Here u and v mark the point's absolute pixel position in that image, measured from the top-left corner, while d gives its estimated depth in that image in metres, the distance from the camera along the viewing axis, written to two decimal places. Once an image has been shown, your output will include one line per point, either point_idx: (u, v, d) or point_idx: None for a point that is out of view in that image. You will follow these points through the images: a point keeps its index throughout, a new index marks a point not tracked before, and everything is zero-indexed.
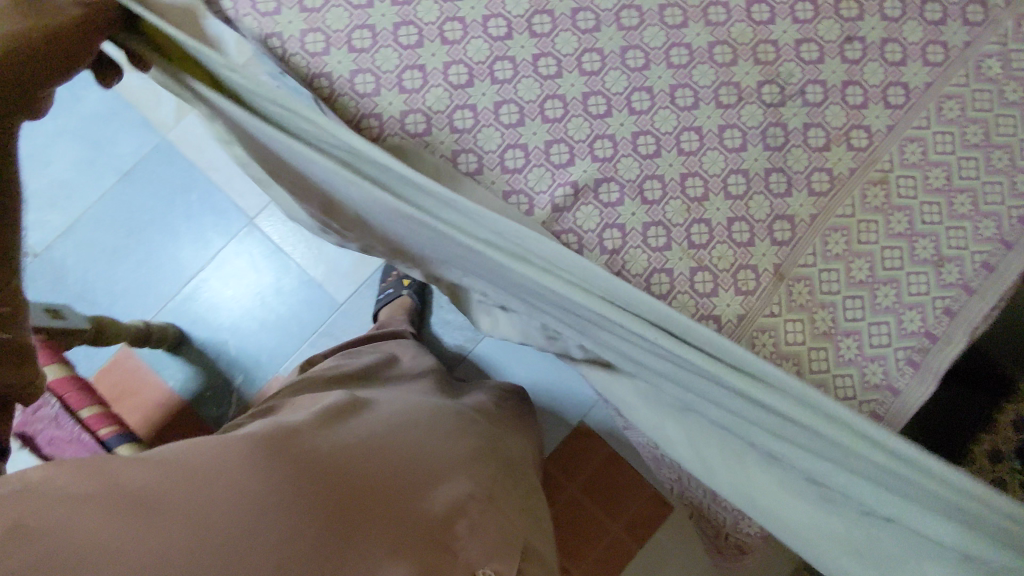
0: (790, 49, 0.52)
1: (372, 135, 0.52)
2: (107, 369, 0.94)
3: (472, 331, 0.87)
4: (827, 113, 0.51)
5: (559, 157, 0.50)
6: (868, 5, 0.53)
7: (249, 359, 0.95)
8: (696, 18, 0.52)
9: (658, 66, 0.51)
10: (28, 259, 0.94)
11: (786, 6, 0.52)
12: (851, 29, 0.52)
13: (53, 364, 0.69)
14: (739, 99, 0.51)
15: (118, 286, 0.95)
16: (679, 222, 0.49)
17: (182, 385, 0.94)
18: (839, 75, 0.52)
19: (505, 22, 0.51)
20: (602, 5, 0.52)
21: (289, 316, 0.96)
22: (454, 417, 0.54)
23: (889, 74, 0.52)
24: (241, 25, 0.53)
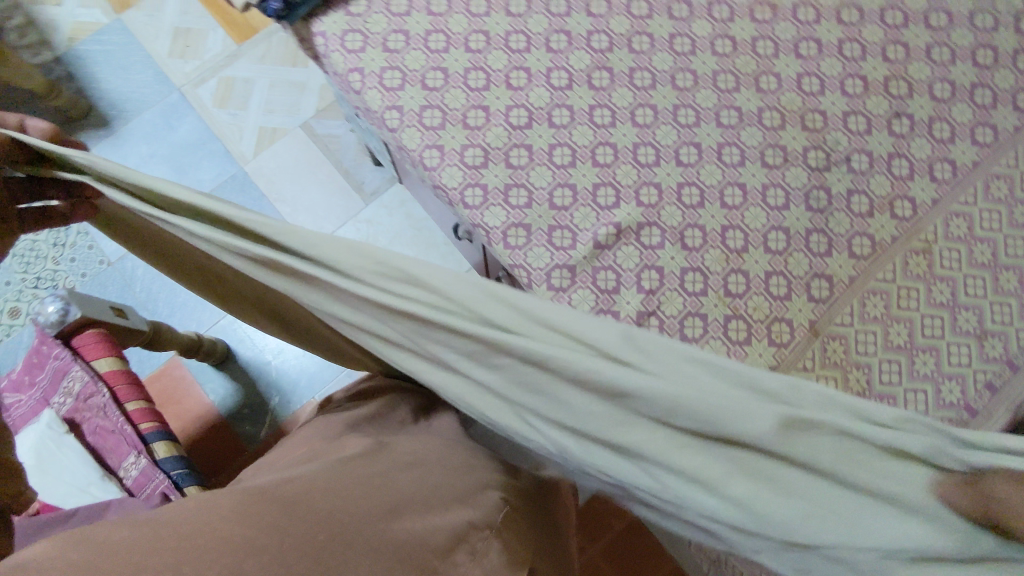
0: (837, 119, 0.54)
1: (433, 164, 0.54)
2: (156, 377, 0.98)
3: None
4: (871, 182, 0.53)
5: (605, 199, 0.52)
6: (918, 84, 0.54)
7: (288, 382, 0.98)
8: (748, 84, 0.55)
9: (708, 124, 0.54)
10: (102, 266, 1.01)
11: (836, 80, 0.55)
12: (899, 106, 0.54)
13: (108, 358, 0.73)
14: (785, 161, 0.53)
15: (179, 299, 1.01)
16: (717, 270, 0.50)
17: (221, 399, 0.98)
18: (886, 147, 0.53)
19: (567, 75, 0.55)
20: (659, 66, 0.55)
21: None
22: (465, 458, 0.52)
23: (935, 151, 0.53)
24: (328, 59, 0.58)
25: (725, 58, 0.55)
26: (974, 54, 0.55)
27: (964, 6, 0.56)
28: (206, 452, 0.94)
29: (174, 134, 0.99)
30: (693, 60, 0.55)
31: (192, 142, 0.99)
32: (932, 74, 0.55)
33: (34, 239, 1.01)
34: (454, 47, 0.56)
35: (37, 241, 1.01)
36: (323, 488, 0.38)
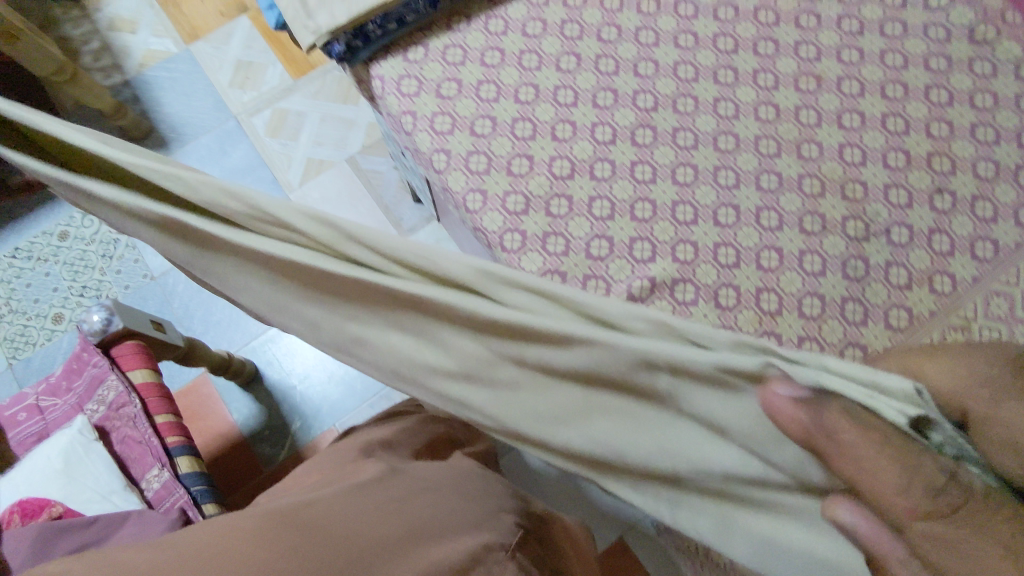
0: (878, 192, 0.54)
1: (474, 208, 0.56)
2: (184, 392, 1.00)
3: None
4: (910, 256, 0.52)
5: (641, 253, 0.53)
6: (961, 162, 0.55)
7: (311, 408, 0.99)
8: (790, 151, 0.56)
9: (748, 187, 0.55)
10: (145, 279, 1.05)
11: (878, 152, 0.55)
12: (942, 182, 0.54)
13: (143, 371, 0.75)
14: (823, 228, 0.53)
15: (214, 317, 1.04)
16: (750, 331, 0.50)
17: (244, 420, 0.99)
18: (926, 222, 0.53)
19: (611, 130, 0.57)
20: (702, 127, 0.57)
21: (356, 375, 1.00)
22: (478, 486, 0.52)
23: (978, 230, 0.53)
24: (383, 101, 0.60)
25: (768, 125, 0.57)
26: (1020, 135, 0.55)
27: (1013, 88, 0.56)
28: (225, 472, 0.95)
29: (227, 159, 1.04)
30: (736, 124, 0.57)
31: (243, 167, 1.03)
32: (977, 153, 0.55)
33: (85, 249, 1.06)
34: (504, 97, 0.58)
35: (88, 251, 1.06)
36: (341, 510, 0.39)
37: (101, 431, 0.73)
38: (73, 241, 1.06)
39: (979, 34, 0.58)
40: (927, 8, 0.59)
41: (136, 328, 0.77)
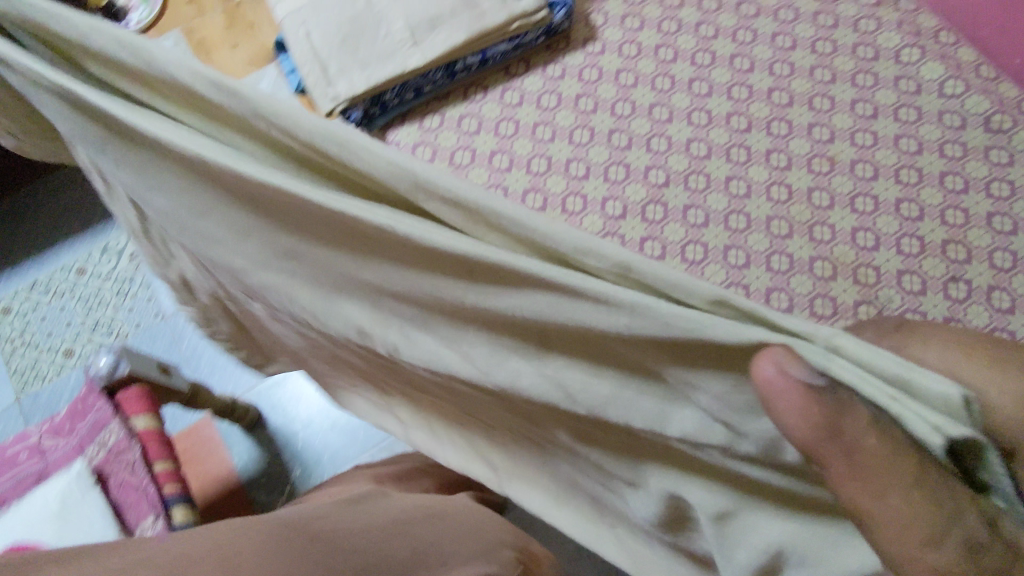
0: (891, 278, 0.54)
1: None
2: (186, 434, 1.00)
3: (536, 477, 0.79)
4: None
5: None
6: (976, 251, 0.54)
7: (312, 455, 0.98)
8: (801, 233, 0.55)
9: (759, 268, 0.54)
10: (156, 318, 1.05)
11: (892, 238, 0.55)
12: (956, 270, 0.53)
13: (147, 416, 0.75)
14: (834, 313, 0.52)
15: (221, 360, 1.04)
16: None
17: (245, 465, 0.98)
18: (940, 310, 0.52)
19: (621, 205, 0.57)
20: (713, 206, 0.57)
21: (359, 423, 0.99)
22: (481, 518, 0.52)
23: (996, 321, 0.52)
24: None
25: (780, 205, 0.56)
26: None
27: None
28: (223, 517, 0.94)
29: None
30: (747, 204, 0.56)
31: None
32: (993, 242, 0.54)
33: (101, 286, 1.07)
34: (516, 167, 0.59)
35: (102, 288, 1.07)
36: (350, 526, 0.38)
37: (99, 476, 0.71)
38: (89, 278, 1.08)
39: (995, 123, 0.57)
40: (943, 95, 0.59)
41: (141, 372, 0.77)
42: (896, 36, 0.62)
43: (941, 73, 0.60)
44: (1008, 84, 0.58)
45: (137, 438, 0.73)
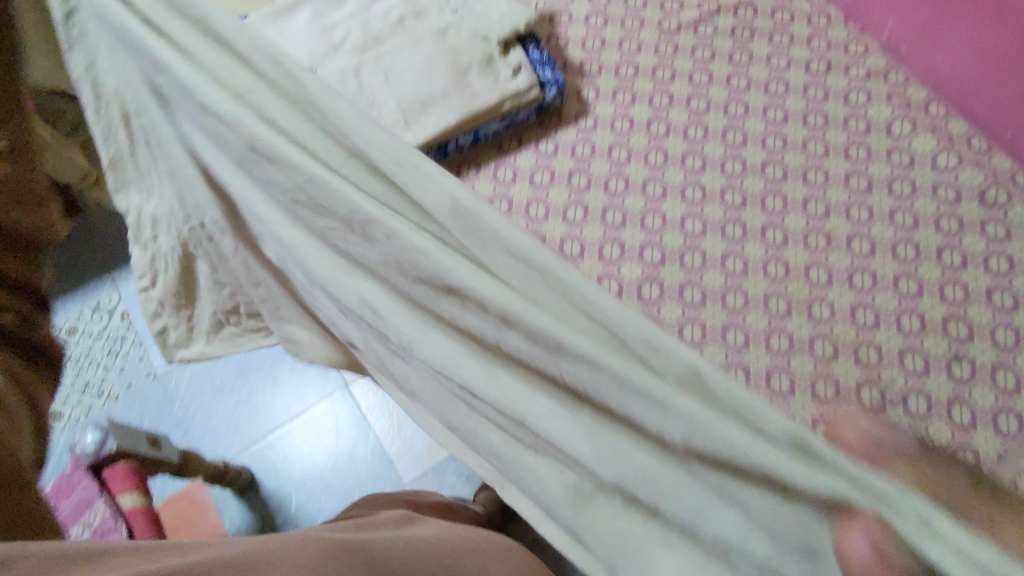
0: (892, 357, 0.53)
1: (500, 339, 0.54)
2: (175, 499, 0.97)
3: None
4: (929, 428, 0.50)
5: None
6: (978, 328, 0.53)
7: (306, 520, 0.95)
8: (799, 311, 0.55)
9: (758, 348, 0.53)
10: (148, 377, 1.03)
11: (892, 315, 0.54)
12: (959, 348, 0.52)
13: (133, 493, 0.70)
14: (836, 395, 0.51)
15: (214, 420, 1.02)
16: None
17: (236, 530, 0.95)
18: (945, 391, 0.51)
19: (616, 284, 0.56)
20: (709, 283, 0.56)
21: (354, 484, 0.96)
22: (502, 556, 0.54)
23: (1003, 404, 0.50)
24: None
25: (777, 282, 0.56)
26: None
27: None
28: None
29: None
30: (744, 281, 0.56)
31: None
32: (994, 319, 0.53)
33: (91, 346, 1.05)
34: None
35: (93, 348, 1.05)
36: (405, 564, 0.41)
37: None
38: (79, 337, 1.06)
39: (990, 197, 0.57)
40: (936, 167, 0.59)
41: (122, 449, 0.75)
42: (887, 109, 0.62)
43: (934, 145, 0.60)
44: (1001, 156, 0.59)
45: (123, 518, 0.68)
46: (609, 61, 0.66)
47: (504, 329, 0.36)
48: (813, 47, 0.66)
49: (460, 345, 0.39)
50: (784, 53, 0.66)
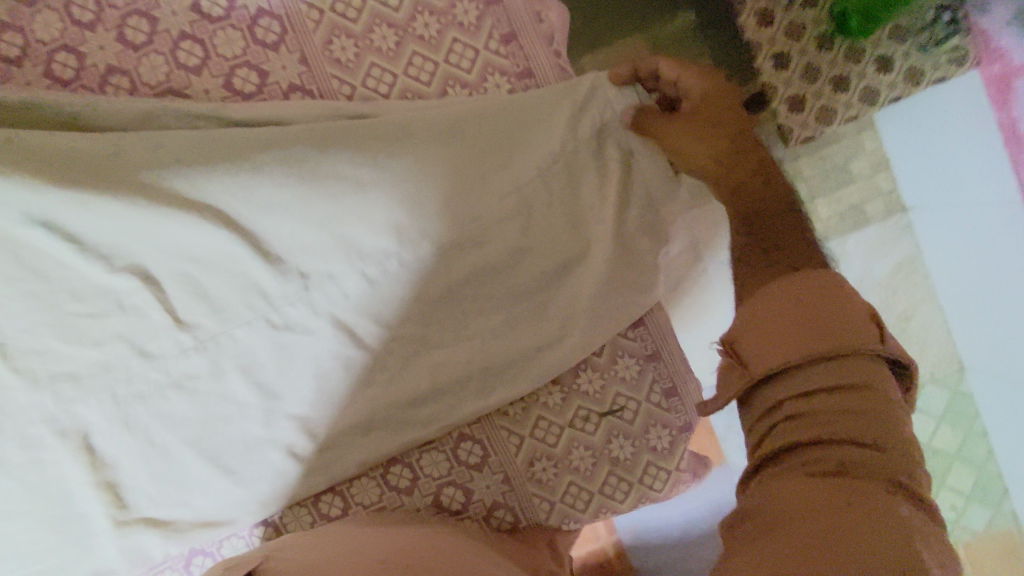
0: (382, 37, 0.73)
1: (295, 240, 0.70)
2: None
3: (371, 474, 0.73)
4: (415, 52, 0.73)
5: (414, 229, 0.70)
6: (353, 22, 0.73)
7: None
8: (328, 52, 0.73)
9: (356, 47, 0.73)
10: None
11: (331, 43, 0.73)
12: (390, 36, 0.73)
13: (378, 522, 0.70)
14: (372, 35, 0.73)
15: None
16: (444, 70, 0.73)
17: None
18: (395, 32, 0.73)
19: (313, 89, 0.73)
20: (292, 37, 0.73)
21: None
22: (357, 502, 0.73)
23: (654, 377, 0.74)
24: (191, 328, 0.71)
25: (305, 34, 0.73)
26: None
27: (517, 19, 0.73)
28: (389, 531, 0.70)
29: None
30: (296, 59, 0.73)
31: None
32: (361, 14, 0.73)
33: None
34: (266, 255, 0.70)
35: None
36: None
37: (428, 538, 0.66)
38: None
39: None
40: None
41: (332, 509, 0.73)
42: None
43: None
44: None
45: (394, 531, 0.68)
46: (107, 63, 0.72)
47: (410, 124, 0.70)
48: (37, 72, 0.71)
49: (346, 171, 0.68)
50: (91, 29, 0.72)
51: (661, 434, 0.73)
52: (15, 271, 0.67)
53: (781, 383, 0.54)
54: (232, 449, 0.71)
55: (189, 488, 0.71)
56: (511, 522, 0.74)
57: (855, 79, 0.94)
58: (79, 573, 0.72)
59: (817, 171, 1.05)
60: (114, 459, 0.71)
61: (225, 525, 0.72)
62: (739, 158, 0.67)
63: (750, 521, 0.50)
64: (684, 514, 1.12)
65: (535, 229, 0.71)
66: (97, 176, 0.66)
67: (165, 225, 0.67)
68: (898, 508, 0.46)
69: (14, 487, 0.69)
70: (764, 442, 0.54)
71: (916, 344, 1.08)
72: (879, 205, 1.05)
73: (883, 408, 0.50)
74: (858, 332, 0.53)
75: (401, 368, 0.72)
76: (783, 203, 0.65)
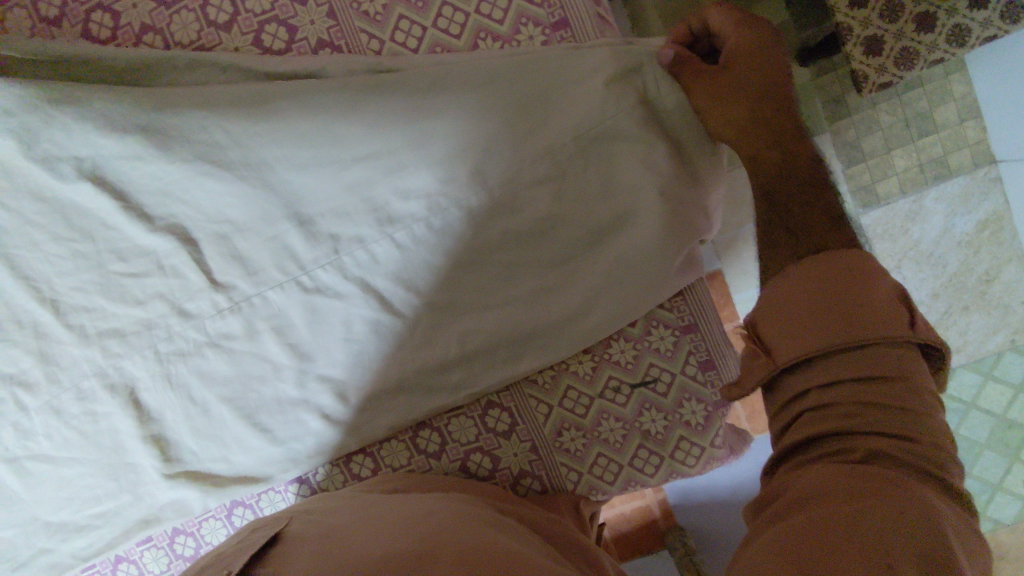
0: None
1: (323, 204, 0.69)
2: None
3: (403, 435, 0.75)
4: (446, 3, 0.69)
5: (441, 196, 0.68)
6: None
7: None
8: (356, 5, 0.70)
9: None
10: None
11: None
12: None
13: (410, 477, 0.72)
14: None
15: None
16: (476, 22, 0.69)
17: None
18: None
19: (340, 44, 0.70)
20: None
21: None
22: (389, 460, 0.75)
23: (691, 349, 0.70)
24: (226, 289, 0.72)
25: None
26: None
27: None
28: (418, 482, 0.71)
29: None
30: (323, 12, 0.70)
31: None
32: None
33: None
34: (296, 218, 0.69)
35: None
36: (301, 531, 0.63)
37: (456, 499, 0.67)
38: None
39: None
40: None
41: (364, 464, 0.75)
42: None
43: None
44: None
45: (424, 485, 0.70)
46: (139, 20, 0.71)
47: (438, 79, 0.66)
48: (75, 31, 0.71)
49: (374, 134, 0.66)
50: None
51: (695, 408, 0.71)
52: (66, 231, 0.70)
53: (810, 369, 0.50)
54: (268, 408, 0.73)
55: (229, 443, 0.74)
56: (539, 489, 0.74)
57: (944, 16, 0.83)
58: (130, 520, 0.76)
59: (897, 121, 0.97)
60: (159, 413, 0.74)
61: (263, 481, 0.75)
62: (773, 116, 0.61)
63: (770, 506, 0.47)
64: (733, 474, 1.09)
65: (568, 194, 0.68)
66: (125, 132, 0.66)
67: (200, 188, 0.68)
68: (931, 500, 0.41)
69: (73, 435, 0.74)
70: (789, 428, 0.50)
71: (993, 314, 0.99)
72: (963, 156, 0.96)
73: (919, 402, 0.46)
74: (889, 318, 0.48)
75: (428, 330, 0.71)
76: (809, 173, 0.61)
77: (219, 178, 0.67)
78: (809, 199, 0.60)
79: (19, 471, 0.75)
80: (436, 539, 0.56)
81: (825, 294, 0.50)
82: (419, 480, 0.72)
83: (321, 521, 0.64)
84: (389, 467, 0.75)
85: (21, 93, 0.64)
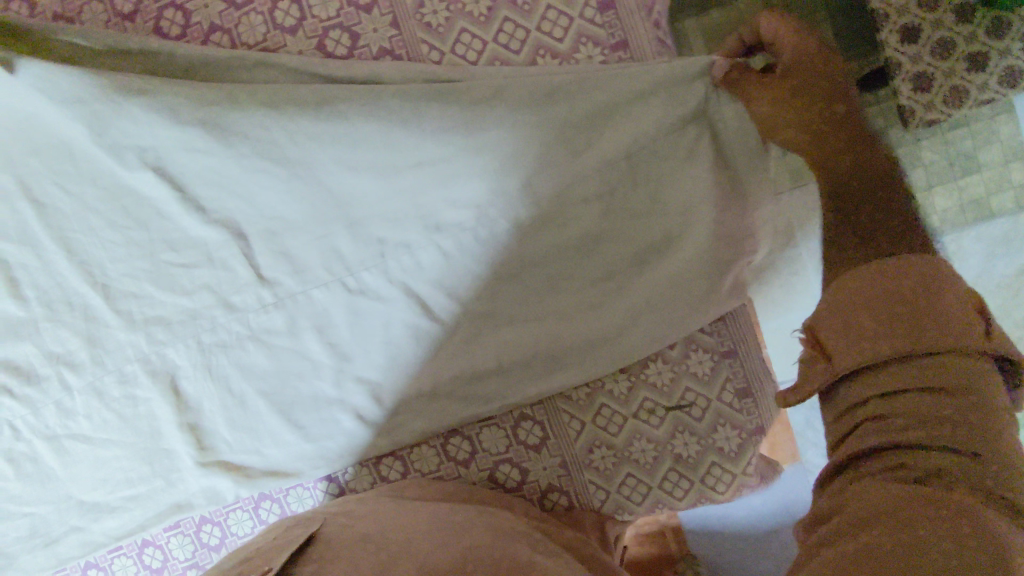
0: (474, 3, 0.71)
1: (372, 208, 0.70)
2: None
3: (434, 442, 0.75)
4: (507, 19, 0.70)
5: (490, 207, 0.69)
6: None
7: None
8: (418, 16, 0.71)
9: (446, 12, 0.71)
10: None
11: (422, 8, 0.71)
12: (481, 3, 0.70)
13: (440, 484, 0.72)
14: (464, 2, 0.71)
15: None
16: (535, 40, 0.70)
17: None
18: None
19: (400, 53, 0.72)
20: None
21: None
22: (420, 465, 0.75)
23: (729, 375, 0.70)
24: (272, 284, 0.73)
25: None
26: None
27: None
28: (450, 490, 0.72)
29: None
30: (386, 22, 0.72)
31: None
32: None
33: None
34: (346, 219, 0.71)
35: None
36: (337, 530, 0.64)
37: (486, 510, 0.67)
38: None
39: None
40: None
41: (393, 467, 0.76)
42: None
43: None
44: None
45: (456, 493, 0.71)
46: (209, 20, 0.73)
47: (496, 89, 0.66)
48: (146, 27, 0.74)
49: (428, 143, 0.67)
50: None
51: (729, 434, 0.70)
52: (123, 219, 0.72)
53: (872, 378, 0.49)
54: (304, 405, 0.74)
55: (263, 436, 0.75)
56: (566, 505, 0.74)
57: (996, 57, 0.82)
58: (161, 504, 0.77)
59: (942, 160, 0.96)
60: (197, 402, 0.75)
61: (293, 476, 0.75)
62: (837, 125, 0.61)
63: (828, 521, 0.47)
64: (752, 506, 1.07)
65: (614, 211, 0.68)
66: (186, 125, 0.67)
67: (256, 184, 0.69)
68: (999, 522, 0.40)
69: (113, 417, 0.76)
70: (846, 440, 0.50)
71: None
72: (1008, 200, 0.95)
73: (990, 417, 0.45)
74: (962, 328, 0.47)
75: (468, 336, 0.71)
76: (880, 176, 0.59)
77: (275, 177, 0.69)
78: (878, 202, 0.58)
79: (57, 449, 0.77)
80: (475, 550, 0.56)
81: (891, 305, 0.50)
82: (450, 488, 0.72)
83: (357, 523, 0.65)
84: (418, 473, 0.75)
85: (87, 80, 0.65)
